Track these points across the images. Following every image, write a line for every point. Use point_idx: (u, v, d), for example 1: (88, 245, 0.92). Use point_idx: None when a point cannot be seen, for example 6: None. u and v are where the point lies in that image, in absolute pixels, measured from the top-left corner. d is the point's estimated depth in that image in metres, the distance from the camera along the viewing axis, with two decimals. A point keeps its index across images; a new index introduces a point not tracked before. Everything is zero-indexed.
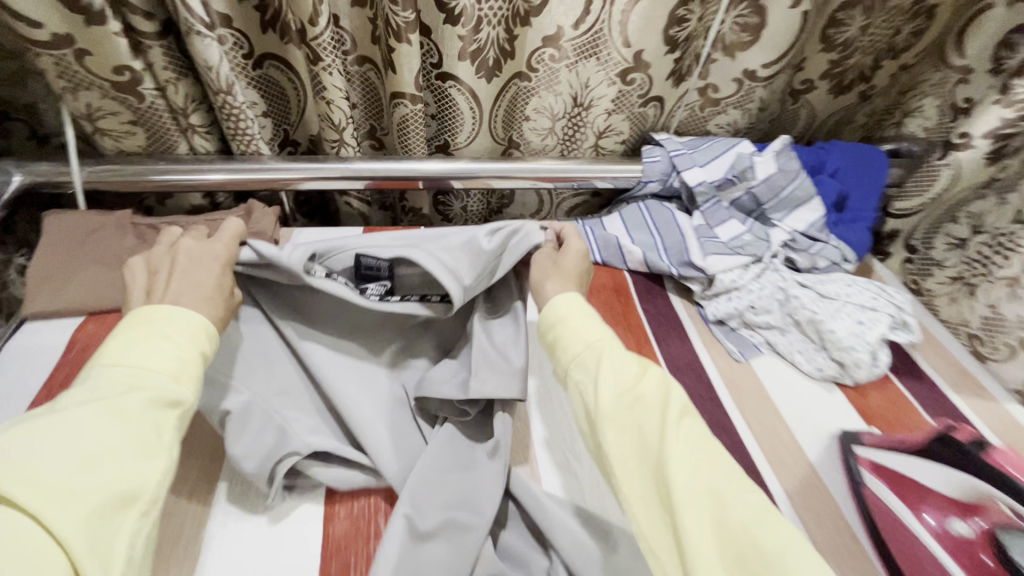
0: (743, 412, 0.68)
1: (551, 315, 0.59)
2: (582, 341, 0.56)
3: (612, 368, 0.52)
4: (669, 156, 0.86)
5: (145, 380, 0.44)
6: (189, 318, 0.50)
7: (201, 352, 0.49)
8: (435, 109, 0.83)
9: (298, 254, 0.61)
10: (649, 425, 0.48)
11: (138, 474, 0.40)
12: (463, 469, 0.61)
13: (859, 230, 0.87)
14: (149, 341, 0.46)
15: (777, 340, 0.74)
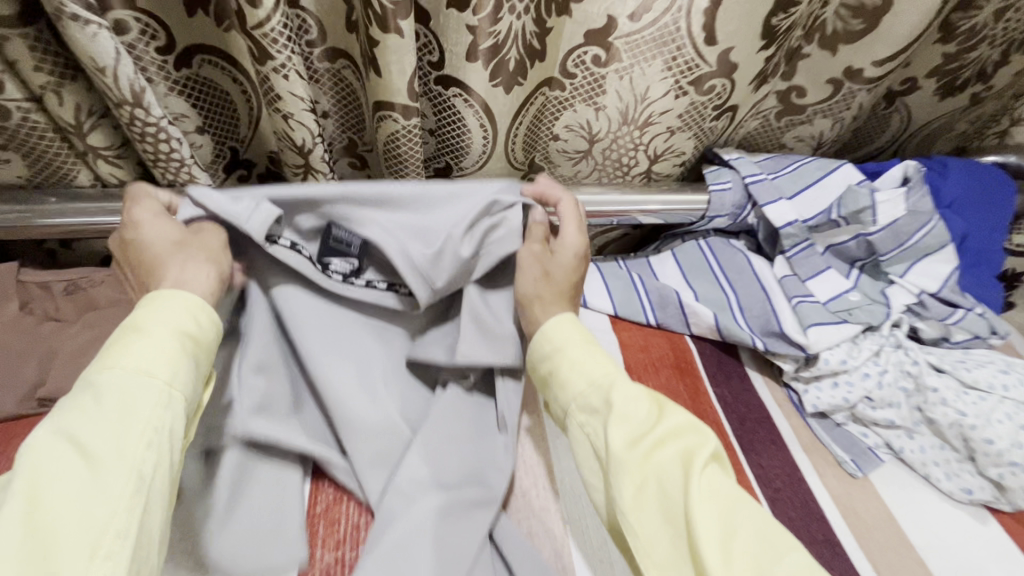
0: (875, 562, 0.48)
1: (545, 344, 0.49)
2: (589, 380, 0.45)
3: (624, 409, 0.42)
4: (743, 181, 0.65)
5: (104, 388, 0.35)
6: (175, 298, 0.40)
7: (182, 333, 0.39)
8: (434, 123, 0.62)
9: (259, 213, 0.46)
10: (672, 481, 0.39)
11: (88, 506, 0.31)
12: (461, 443, 0.51)
13: (987, 280, 0.68)
14: (122, 337, 0.37)
15: (903, 445, 0.55)
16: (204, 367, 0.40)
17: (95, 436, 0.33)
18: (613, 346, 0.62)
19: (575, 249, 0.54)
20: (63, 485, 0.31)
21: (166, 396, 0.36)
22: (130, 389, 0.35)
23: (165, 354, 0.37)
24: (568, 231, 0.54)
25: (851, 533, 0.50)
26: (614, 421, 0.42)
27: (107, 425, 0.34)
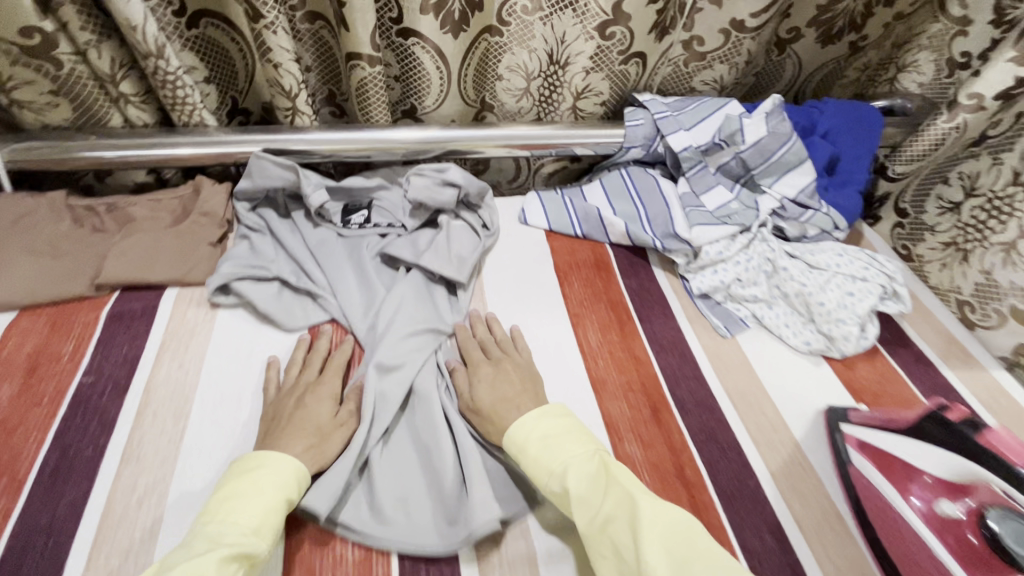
0: (729, 392, 0.65)
1: (511, 445, 0.53)
2: (549, 471, 0.50)
3: (578, 490, 0.47)
4: (653, 118, 0.80)
5: (225, 537, 0.42)
6: (287, 461, 0.49)
7: (286, 499, 0.47)
8: (398, 70, 0.77)
9: (318, 193, 0.72)
10: (625, 541, 0.43)
11: None
12: (421, 298, 0.68)
13: (849, 195, 0.82)
14: (239, 493, 0.46)
15: (765, 314, 0.71)
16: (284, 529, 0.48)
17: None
18: (545, 253, 0.78)
19: (490, 375, 0.60)
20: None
21: (266, 556, 0.43)
22: (247, 543, 0.42)
23: (276, 517, 0.45)
24: (480, 367, 0.61)
25: (715, 371, 0.66)
26: (577, 509, 0.47)
27: (224, 572, 0.40)
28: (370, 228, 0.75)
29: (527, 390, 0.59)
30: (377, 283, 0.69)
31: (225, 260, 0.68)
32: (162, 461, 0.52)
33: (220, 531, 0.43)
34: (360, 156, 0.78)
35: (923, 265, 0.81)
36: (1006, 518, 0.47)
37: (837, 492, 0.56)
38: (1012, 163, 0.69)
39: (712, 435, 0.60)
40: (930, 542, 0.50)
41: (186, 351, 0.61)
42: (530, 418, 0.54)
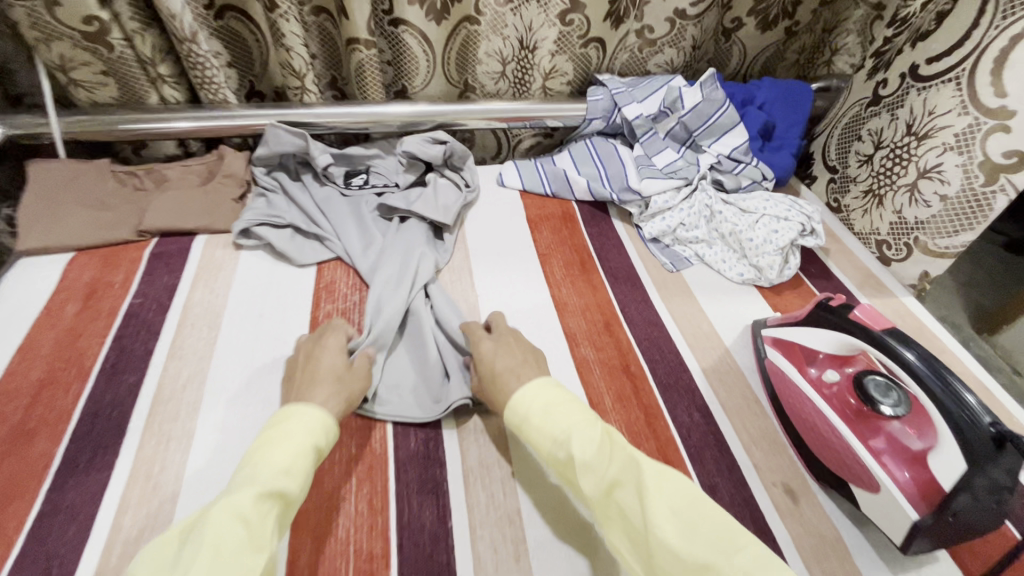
0: (672, 312, 0.77)
1: (513, 415, 0.53)
2: (552, 439, 0.49)
3: (583, 457, 0.47)
4: (611, 94, 0.93)
5: (260, 477, 0.43)
6: (314, 411, 0.50)
7: (314, 444, 0.48)
8: (391, 55, 0.91)
9: (320, 153, 0.84)
10: (631, 504, 0.44)
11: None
12: (413, 236, 0.80)
13: (784, 155, 0.94)
14: (271, 440, 0.47)
15: (705, 253, 0.84)
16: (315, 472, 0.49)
17: (253, 513, 0.41)
18: (518, 208, 0.91)
19: (493, 349, 0.62)
20: (229, 546, 0.38)
21: (297, 496, 0.45)
22: (280, 482, 0.43)
23: (307, 460, 0.46)
24: (481, 343, 0.63)
25: (660, 296, 0.78)
26: (581, 476, 0.47)
27: (261, 507, 0.41)
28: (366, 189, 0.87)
29: (530, 360, 0.60)
30: (374, 227, 0.81)
31: (245, 211, 0.80)
32: (200, 358, 0.64)
33: (255, 471, 0.44)
34: (359, 126, 0.91)
35: (849, 214, 0.92)
36: (873, 379, 0.58)
37: (757, 383, 0.68)
38: (906, 117, 0.80)
39: (654, 342, 0.72)
40: (824, 406, 0.59)
41: (217, 280, 0.73)
42: (528, 391, 0.53)
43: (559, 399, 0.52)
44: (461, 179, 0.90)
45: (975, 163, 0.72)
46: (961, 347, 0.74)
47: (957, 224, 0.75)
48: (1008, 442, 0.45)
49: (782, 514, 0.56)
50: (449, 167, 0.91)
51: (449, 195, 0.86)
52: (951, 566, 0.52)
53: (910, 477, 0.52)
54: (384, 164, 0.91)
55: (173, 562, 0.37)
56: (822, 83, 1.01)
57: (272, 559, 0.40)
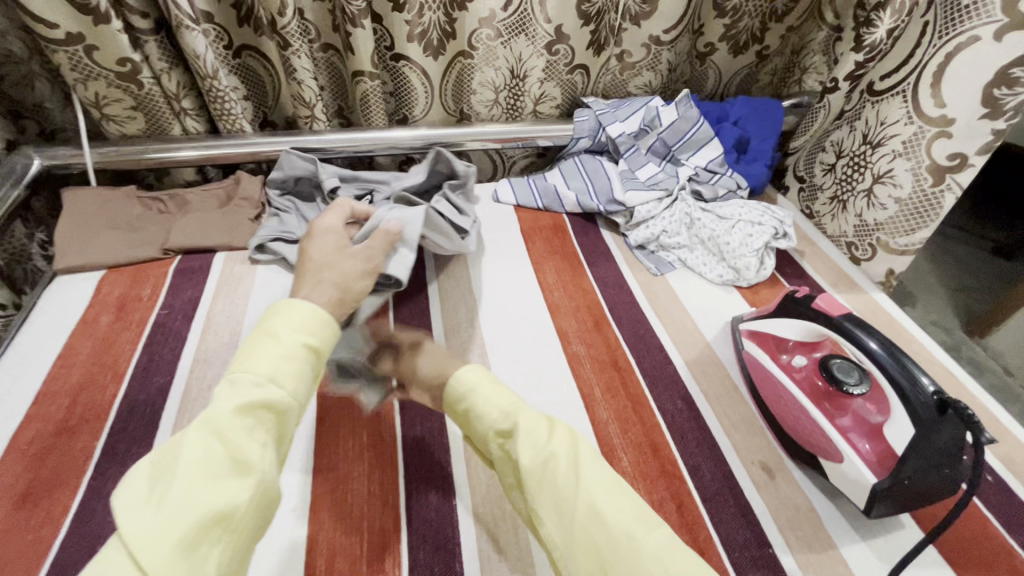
0: (657, 311, 0.82)
1: (454, 392, 0.56)
2: (501, 412, 0.53)
3: (527, 429, 0.51)
4: (595, 115, 1.02)
5: (244, 387, 0.45)
6: (305, 310, 0.51)
7: (303, 346, 0.49)
8: (392, 86, 0.99)
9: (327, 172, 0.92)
10: (565, 478, 0.48)
11: (218, 491, 0.40)
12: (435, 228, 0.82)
13: (757, 167, 1.01)
14: (258, 347, 0.48)
15: (687, 257, 0.90)
16: (315, 375, 0.51)
17: (235, 427, 0.42)
18: (513, 220, 0.98)
19: None
20: (213, 466, 0.41)
21: (288, 402, 0.46)
22: (265, 392, 0.45)
23: (294, 365, 0.47)
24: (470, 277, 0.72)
25: (646, 297, 0.85)
26: (521, 448, 0.50)
27: (246, 419, 0.43)
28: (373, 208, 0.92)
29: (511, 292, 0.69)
30: None
31: (261, 228, 0.87)
32: (223, 361, 0.70)
33: (237, 380, 0.45)
34: (362, 148, 0.99)
35: (820, 220, 0.99)
36: (838, 362, 0.63)
37: (736, 372, 0.73)
38: (862, 128, 0.88)
39: (641, 338, 0.77)
40: (790, 387, 0.64)
41: (237, 291, 0.80)
42: (473, 374, 0.57)
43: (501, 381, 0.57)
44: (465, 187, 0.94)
45: (922, 168, 0.79)
46: (928, 337, 0.80)
47: (915, 222, 0.82)
48: (948, 408, 0.51)
49: (759, 488, 0.60)
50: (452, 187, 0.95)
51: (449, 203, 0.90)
52: (914, 530, 0.57)
53: (870, 448, 0.57)
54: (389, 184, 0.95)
55: (164, 470, 0.41)
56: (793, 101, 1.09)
57: (265, 477, 0.43)
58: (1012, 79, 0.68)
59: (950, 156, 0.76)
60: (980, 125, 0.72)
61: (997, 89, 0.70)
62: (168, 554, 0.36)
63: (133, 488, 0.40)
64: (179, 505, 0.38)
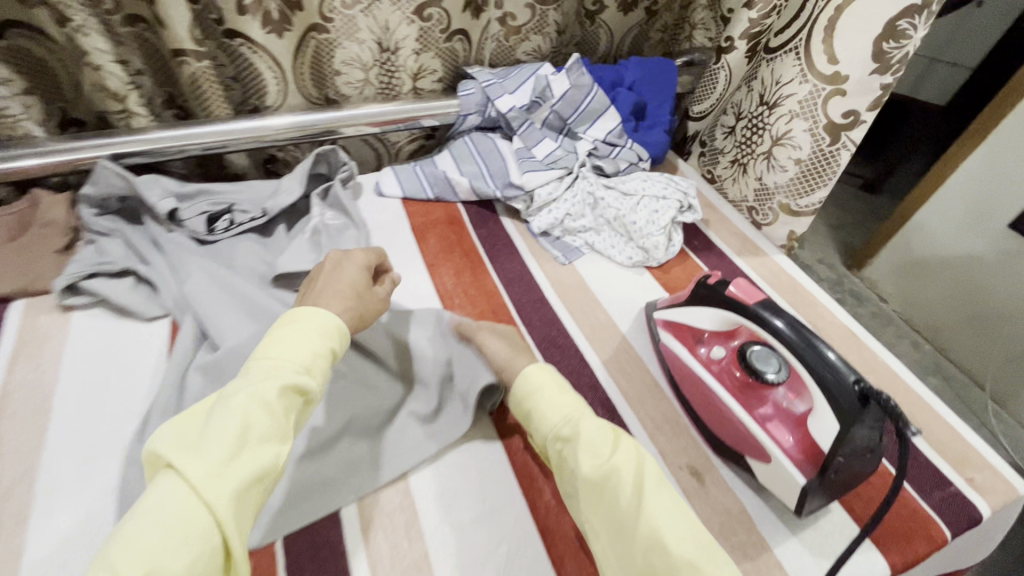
0: (568, 307, 0.75)
1: (520, 389, 0.53)
2: (562, 415, 0.50)
3: (589, 439, 0.47)
4: (481, 87, 0.90)
5: (281, 370, 0.45)
6: (332, 320, 0.51)
7: (330, 348, 0.49)
8: (233, 70, 0.81)
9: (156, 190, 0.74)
10: (625, 497, 0.44)
11: (263, 452, 0.40)
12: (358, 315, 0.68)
13: (657, 134, 0.95)
14: (294, 337, 0.47)
15: (595, 241, 0.84)
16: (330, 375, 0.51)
17: (276, 403, 0.43)
18: (402, 217, 0.85)
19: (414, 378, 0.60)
20: (257, 430, 0.40)
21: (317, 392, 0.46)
22: (301, 377, 0.45)
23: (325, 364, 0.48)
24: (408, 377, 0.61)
25: (554, 291, 0.77)
26: (581, 455, 0.47)
27: (284, 399, 0.43)
28: (224, 231, 0.76)
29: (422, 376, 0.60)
30: (241, 266, 0.71)
31: (73, 262, 0.68)
32: (27, 454, 0.53)
33: (273, 363, 0.45)
34: (210, 146, 0.82)
35: (722, 184, 0.96)
36: (756, 351, 0.59)
37: (656, 366, 0.69)
38: (759, 89, 0.84)
39: (553, 341, 0.70)
40: (712, 384, 0.60)
41: (46, 350, 0.62)
42: (539, 371, 0.54)
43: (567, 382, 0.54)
44: (352, 207, 0.81)
45: (818, 127, 0.77)
46: (831, 299, 0.81)
47: (810, 182, 0.82)
48: (871, 400, 0.47)
49: (689, 497, 0.57)
50: (329, 196, 0.82)
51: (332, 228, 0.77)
52: (840, 514, 0.56)
53: (793, 440, 0.54)
54: (247, 201, 0.80)
55: (201, 425, 0.40)
56: (686, 58, 1.04)
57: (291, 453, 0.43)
58: (899, 30, 0.66)
59: (843, 114, 0.74)
60: (870, 81, 0.71)
61: (886, 42, 0.68)
62: (224, 503, 0.36)
63: (170, 436, 0.39)
64: (230, 460, 0.38)
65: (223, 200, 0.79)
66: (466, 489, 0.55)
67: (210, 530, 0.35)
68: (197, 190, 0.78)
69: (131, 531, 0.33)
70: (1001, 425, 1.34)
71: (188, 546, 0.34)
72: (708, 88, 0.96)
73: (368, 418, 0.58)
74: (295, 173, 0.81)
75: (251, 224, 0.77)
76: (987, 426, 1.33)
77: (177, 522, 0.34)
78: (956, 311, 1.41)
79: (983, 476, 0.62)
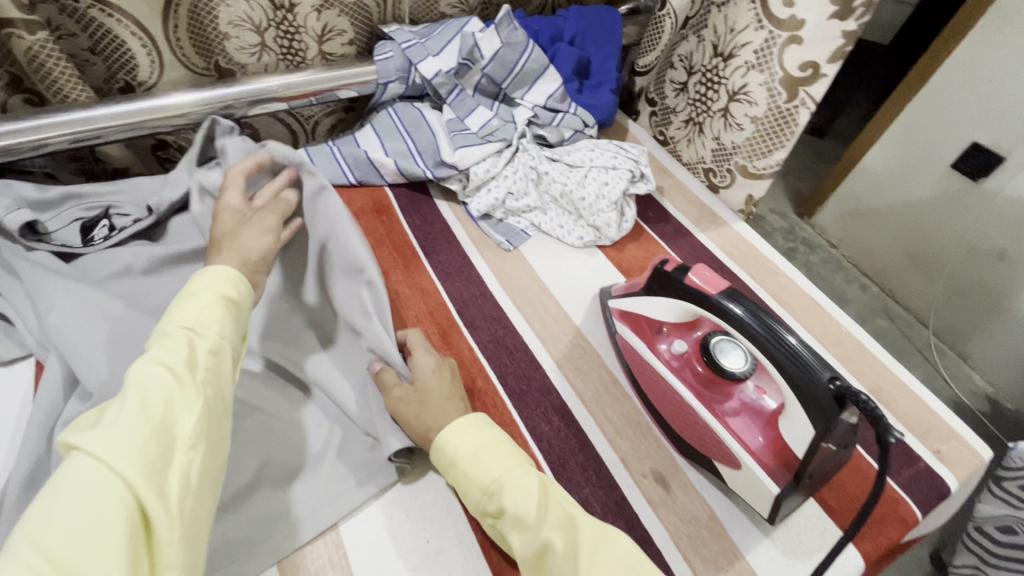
0: (514, 300, 0.68)
1: (439, 457, 0.47)
2: (481, 488, 0.44)
3: (514, 512, 0.42)
4: (400, 49, 0.78)
5: (173, 333, 0.40)
6: (219, 274, 0.46)
7: (226, 297, 0.44)
8: (87, 41, 0.67)
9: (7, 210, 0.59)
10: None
11: (166, 411, 0.36)
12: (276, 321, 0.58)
13: (603, 94, 0.86)
14: (185, 301, 0.43)
15: (541, 221, 0.76)
16: (242, 329, 0.45)
17: (176, 362, 0.38)
18: None
19: None
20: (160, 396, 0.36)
21: (222, 342, 0.42)
22: (195, 334, 0.41)
23: (218, 314, 0.43)
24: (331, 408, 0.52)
25: (499, 282, 0.69)
26: (513, 532, 0.42)
27: (184, 358, 0.39)
28: (103, 241, 0.62)
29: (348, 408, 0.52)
30: (122, 288, 0.59)
31: None
32: None
33: (166, 329, 0.41)
34: (78, 138, 0.66)
35: (676, 146, 0.89)
36: (720, 343, 0.54)
37: (614, 361, 0.63)
38: (711, 38, 0.77)
39: (500, 342, 0.63)
40: (674, 383, 0.54)
41: None
42: (453, 434, 0.47)
43: (487, 432, 0.47)
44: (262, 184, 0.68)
45: (775, 81, 0.70)
46: (790, 266, 0.76)
47: (769, 142, 0.75)
48: (847, 401, 0.42)
49: (654, 507, 0.52)
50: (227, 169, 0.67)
51: None
52: (814, 510, 0.52)
53: (764, 441, 0.50)
54: (131, 202, 0.67)
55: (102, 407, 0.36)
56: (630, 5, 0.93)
57: (210, 410, 0.38)
58: None
59: (802, 66, 0.67)
60: (830, 27, 0.63)
61: None
62: (131, 468, 0.32)
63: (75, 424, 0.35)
64: (131, 428, 0.34)
65: (98, 202, 0.66)
66: (407, 530, 0.48)
67: (120, 494, 0.31)
68: (63, 194, 0.64)
69: (32, 511, 0.30)
70: (943, 360, 1.37)
71: (94, 514, 0.30)
72: (653, 42, 0.86)
73: (286, 460, 0.50)
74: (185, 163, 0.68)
75: (139, 225, 0.64)
76: (931, 363, 1.36)
77: (80, 495, 0.30)
78: (900, 252, 1.39)
79: (949, 447, 0.60)
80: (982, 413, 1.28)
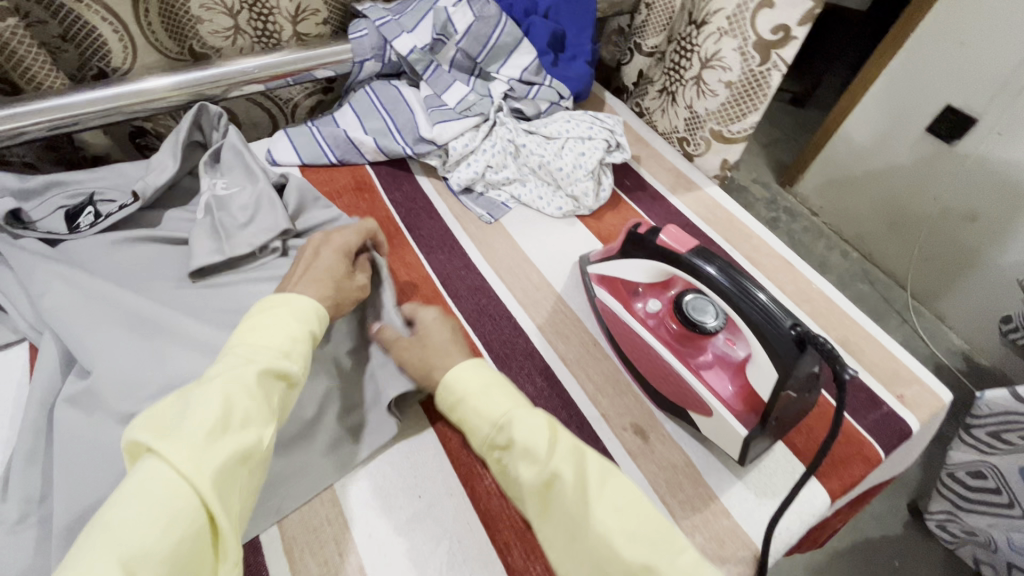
0: (497, 270, 0.70)
1: (448, 396, 0.49)
2: (493, 422, 0.46)
3: (522, 443, 0.44)
4: (375, 27, 0.78)
5: (258, 356, 0.41)
6: (306, 306, 0.47)
7: (310, 332, 0.46)
8: (59, 28, 0.66)
9: None
10: (570, 498, 0.41)
11: (245, 434, 0.36)
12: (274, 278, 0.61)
13: (577, 67, 0.86)
14: (267, 325, 0.44)
15: (521, 193, 0.77)
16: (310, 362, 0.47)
17: (259, 387, 0.39)
18: None
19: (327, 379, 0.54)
20: (238, 411, 0.37)
21: (299, 377, 0.43)
22: (279, 361, 0.42)
23: (301, 347, 0.44)
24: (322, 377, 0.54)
25: (481, 254, 0.71)
26: (521, 463, 0.44)
27: (264, 383, 0.40)
28: (89, 227, 0.62)
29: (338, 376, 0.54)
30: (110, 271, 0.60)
31: None
32: None
33: (244, 350, 0.41)
34: (56, 125, 0.66)
35: (652, 116, 0.91)
36: (692, 300, 0.56)
37: (594, 324, 0.65)
38: (688, 6, 0.79)
39: (484, 310, 0.65)
40: (650, 340, 0.57)
41: None
42: (465, 373, 0.49)
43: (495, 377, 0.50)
44: (252, 154, 0.68)
45: (748, 45, 0.71)
46: (764, 228, 0.78)
47: (742, 106, 0.77)
48: (807, 345, 0.45)
49: (634, 457, 0.55)
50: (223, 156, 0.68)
51: (229, 202, 0.64)
52: (784, 455, 0.56)
53: (734, 390, 0.53)
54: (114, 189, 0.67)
55: (174, 405, 0.36)
56: None
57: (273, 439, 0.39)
58: None
59: (773, 29, 0.69)
60: None
61: None
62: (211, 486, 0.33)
63: (146, 419, 0.35)
64: (210, 443, 0.34)
65: (81, 189, 0.66)
66: (398, 488, 0.51)
67: (197, 510, 0.32)
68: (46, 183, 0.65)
69: (107, 515, 0.31)
70: (921, 320, 1.41)
71: (173, 528, 0.31)
72: None
73: None
74: (166, 146, 0.68)
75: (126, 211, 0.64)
76: (908, 324, 1.40)
77: (162, 507, 0.31)
78: (877, 216, 1.43)
79: (912, 392, 0.63)
80: (958, 370, 1.33)
